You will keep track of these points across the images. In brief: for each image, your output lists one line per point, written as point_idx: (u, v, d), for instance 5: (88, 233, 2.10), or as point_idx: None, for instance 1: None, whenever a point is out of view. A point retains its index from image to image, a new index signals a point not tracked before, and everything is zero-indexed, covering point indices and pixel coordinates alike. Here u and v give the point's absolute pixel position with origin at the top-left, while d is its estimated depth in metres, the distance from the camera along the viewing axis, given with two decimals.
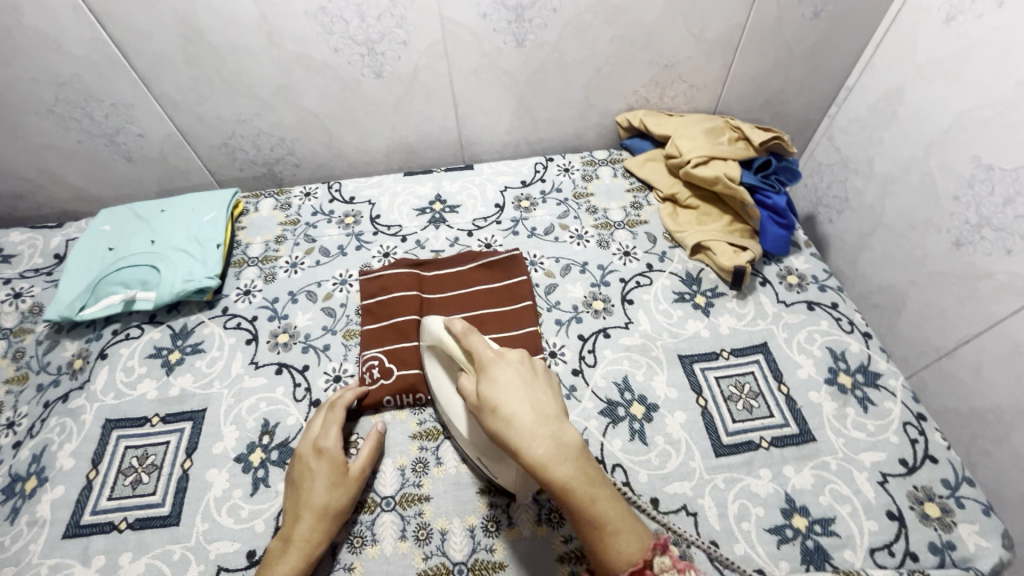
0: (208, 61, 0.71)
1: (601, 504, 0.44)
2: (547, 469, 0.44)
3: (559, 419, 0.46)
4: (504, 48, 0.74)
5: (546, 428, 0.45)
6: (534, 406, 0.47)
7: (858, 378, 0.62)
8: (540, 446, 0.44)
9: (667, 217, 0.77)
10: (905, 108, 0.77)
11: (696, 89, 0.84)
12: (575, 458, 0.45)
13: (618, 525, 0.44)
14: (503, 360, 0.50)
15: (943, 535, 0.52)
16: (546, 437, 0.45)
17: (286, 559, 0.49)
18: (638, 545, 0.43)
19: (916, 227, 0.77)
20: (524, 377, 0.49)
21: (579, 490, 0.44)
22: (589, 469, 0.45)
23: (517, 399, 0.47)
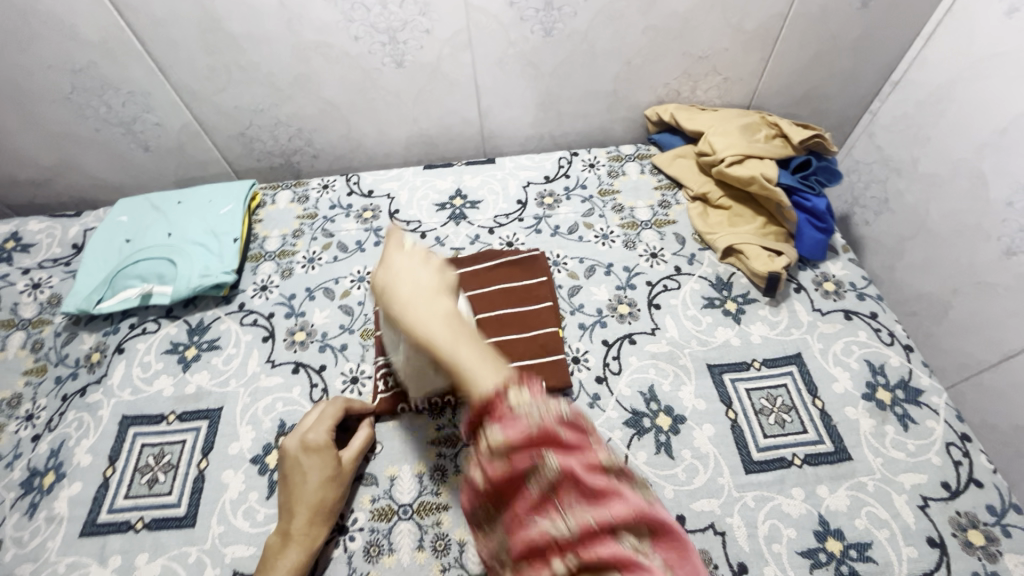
0: (225, 49, 0.69)
1: (466, 352, 0.41)
2: (415, 328, 0.43)
3: (436, 294, 0.45)
4: (531, 37, 0.71)
5: (421, 300, 0.44)
6: (412, 283, 0.45)
7: (898, 394, 0.59)
8: (413, 310, 0.44)
9: (697, 217, 0.74)
10: (957, 106, 0.72)
11: (731, 82, 0.80)
12: (446, 323, 0.43)
13: (475, 370, 0.39)
14: (402, 252, 0.48)
15: (987, 565, 0.49)
16: (424, 307, 0.44)
17: (288, 554, 0.48)
18: (502, 375, 0.39)
19: (963, 232, 0.73)
20: (418, 260, 0.48)
21: (441, 345, 0.41)
22: (456, 328, 0.43)
23: (406, 276, 0.46)
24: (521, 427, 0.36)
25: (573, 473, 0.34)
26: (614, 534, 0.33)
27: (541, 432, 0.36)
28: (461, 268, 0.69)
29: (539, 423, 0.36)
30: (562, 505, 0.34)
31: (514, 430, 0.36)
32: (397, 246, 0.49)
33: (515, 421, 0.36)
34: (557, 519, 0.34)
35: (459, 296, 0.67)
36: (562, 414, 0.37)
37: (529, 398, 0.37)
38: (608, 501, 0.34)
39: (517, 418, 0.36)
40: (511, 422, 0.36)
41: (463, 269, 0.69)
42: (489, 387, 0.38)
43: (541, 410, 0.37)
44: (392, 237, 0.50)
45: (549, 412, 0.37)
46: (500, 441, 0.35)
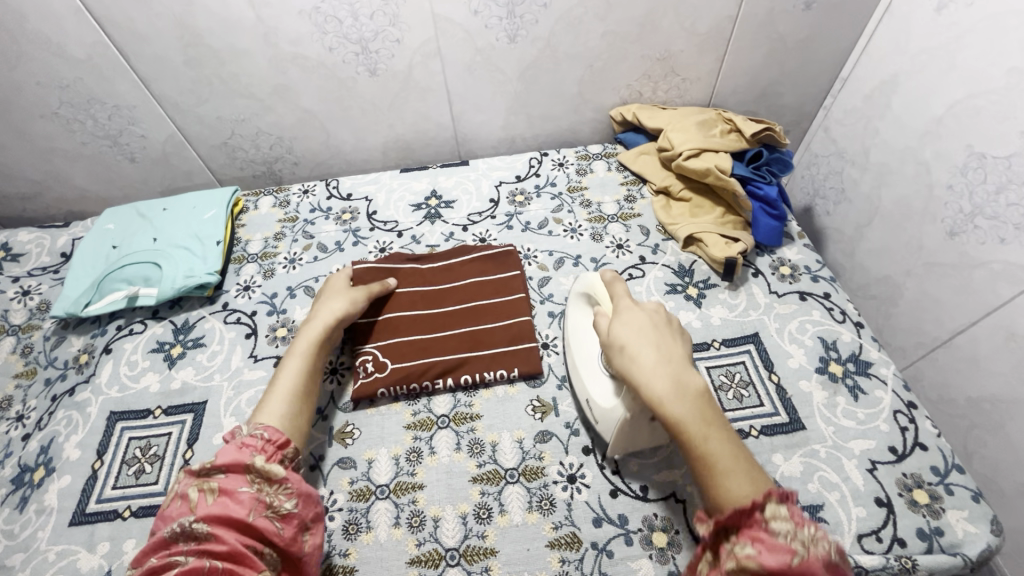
0: (205, 62, 0.73)
1: (715, 440, 0.44)
2: (664, 404, 0.46)
3: (684, 365, 0.49)
4: (496, 44, 0.75)
5: (667, 368, 0.48)
6: (659, 350, 0.50)
7: (849, 367, 0.63)
8: (657, 385, 0.47)
9: (660, 209, 0.78)
10: (899, 99, 0.76)
11: (689, 82, 0.84)
12: (693, 399, 0.46)
13: (732, 467, 0.43)
14: (633, 306, 0.54)
15: (931, 522, 0.52)
16: (664, 377, 0.48)
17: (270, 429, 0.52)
18: (758, 487, 0.42)
19: (911, 217, 0.77)
20: (660, 325, 0.52)
21: (691, 426, 0.45)
22: (710, 410, 0.46)
23: (638, 343, 0.51)
24: (778, 552, 0.37)
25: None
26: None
27: (802, 566, 0.36)
28: (437, 261, 0.73)
29: (802, 554, 0.37)
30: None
31: (770, 554, 0.37)
32: (628, 299, 0.55)
33: (775, 547, 0.37)
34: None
35: (432, 288, 0.70)
36: (829, 555, 0.37)
37: (787, 520, 0.39)
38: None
39: (778, 543, 0.37)
40: (767, 544, 0.38)
41: (438, 263, 0.73)
42: (747, 495, 0.41)
43: (803, 539, 0.37)
44: (616, 285, 0.58)
45: (816, 549, 0.37)
46: (753, 561, 0.37)
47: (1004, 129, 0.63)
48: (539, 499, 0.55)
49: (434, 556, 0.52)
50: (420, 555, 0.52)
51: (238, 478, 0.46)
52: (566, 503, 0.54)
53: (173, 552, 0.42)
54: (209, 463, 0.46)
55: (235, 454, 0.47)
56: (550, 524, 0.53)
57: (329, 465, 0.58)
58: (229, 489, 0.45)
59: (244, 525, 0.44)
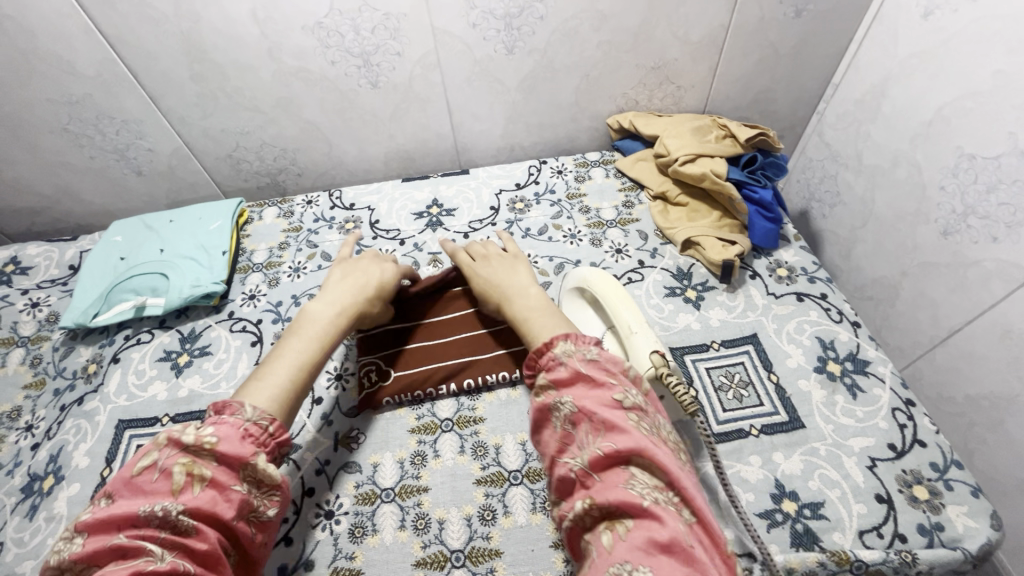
0: (211, 77, 0.75)
1: (542, 319, 0.53)
2: (512, 305, 0.56)
3: (528, 281, 0.59)
4: (494, 56, 0.77)
5: (507, 281, 0.59)
6: (507, 270, 0.61)
7: (847, 366, 0.63)
8: (506, 290, 0.58)
9: (658, 214, 0.79)
10: (890, 103, 0.78)
11: (684, 90, 0.86)
12: (542, 298, 0.56)
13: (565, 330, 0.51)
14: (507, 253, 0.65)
15: (931, 517, 0.53)
16: (513, 284, 0.58)
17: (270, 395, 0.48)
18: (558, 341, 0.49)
19: (905, 218, 0.78)
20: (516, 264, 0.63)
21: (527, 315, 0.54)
22: (544, 299, 0.56)
23: (506, 270, 0.61)
24: (558, 370, 0.45)
25: (584, 410, 0.42)
26: (621, 465, 0.39)
27: (568, 376, 0.45)
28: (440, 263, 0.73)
29: (566, 366, 0.45)
30: (581, 442, 0.41)
31: (554, 375, 0.45)
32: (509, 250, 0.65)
33: (554, 368, 0.46)
34: (576, 454, 0.41)
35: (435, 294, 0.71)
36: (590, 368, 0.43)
37: (570, 348, 0.47)
38: (615, 435, 0.40)
39: (555, 365, 0.46)
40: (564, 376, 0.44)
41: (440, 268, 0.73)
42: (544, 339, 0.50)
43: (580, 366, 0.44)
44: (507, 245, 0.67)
45: (574, 360, 0.46)
46: (546, 383, 0.46)
47: (992, 131, 0.64)
48: (543, 500, 0.55)
49: (440, 557, 0.52)
50: (426, 557, 0.52)
51: (232, 473, 0.42)
52: None
53: (146, 536, 0.37)
54: (208, 444, 0.41)
55: (237, 444, 0.42)
56: (554, 524, 0.54)
57: (335, 470, 0.58)
58: (220, 484, 0.41)
59: (229, 527, 0.41)
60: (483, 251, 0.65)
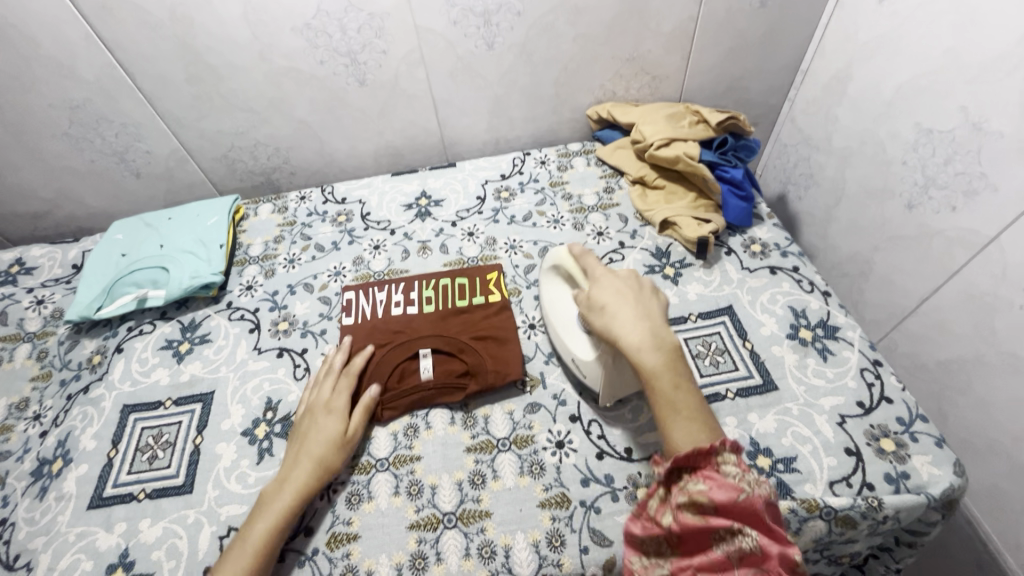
0: (207, 79, 0.78)
1: (677, 382, 0.51)
2: (641, 355, 0.53)
3: (656, 321, 0.56)
4: (476, 51, 0.80)
5: (649, 337, 0.54)
6: (636, 314, 0.56)
7: (818, 332, 0.67)
8: (631, 334, 0.54)
9: (637, 198, 0.82)
10: (854, 85, 0.82)
11: (659, 80, 0.90)
12: (667, 354, 0.53)
13: (699, 412, 0.50)
14: (613, 275, 0.60)
15: (897, 467, 0.55)
16: (642, 330, 0.54)
17: (281, 498, 0.54)
18: (709, 438, 0.48)
19: (873, 194, 0.82)
20: (630, 285, 0.59)
21: (657, 371, 0.52)
22: (678, 365, 0.52)
23: (620, 303, 0.56)
24: (729, 491, 0.43)
25: (766, 552, 0.41)
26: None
27: (745, 503, 0.42)
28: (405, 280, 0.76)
29: (747, 492, 0.43)
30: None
31: (722, 491, 0.43)
32: (604, 269, 0.61)
33: (723, 484, 0.44)
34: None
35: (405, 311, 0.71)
36: (767, 497, 0.44)
37: (735, 466, 0.45)
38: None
39: (727, 481, 0.44)
40: (719, 484, 0.44)
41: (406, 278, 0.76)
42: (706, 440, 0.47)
43: (750, 484, 0.44)
44: (587, 258, 0.63)
45: (757, 491, 0.43)
46: (704, 494, 0.44)
47: (946, 106, 0.68)
48: (529, 464, 0.58)
49: (433, 520, 0.55)
50: (420, 520, 0.55)
51: None
52: (555, 466, 0.58)
53: None
54: None
55: None
56: (540, 486, 0.57)
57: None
58: None
59: None
60: (599, 284, 0.59)
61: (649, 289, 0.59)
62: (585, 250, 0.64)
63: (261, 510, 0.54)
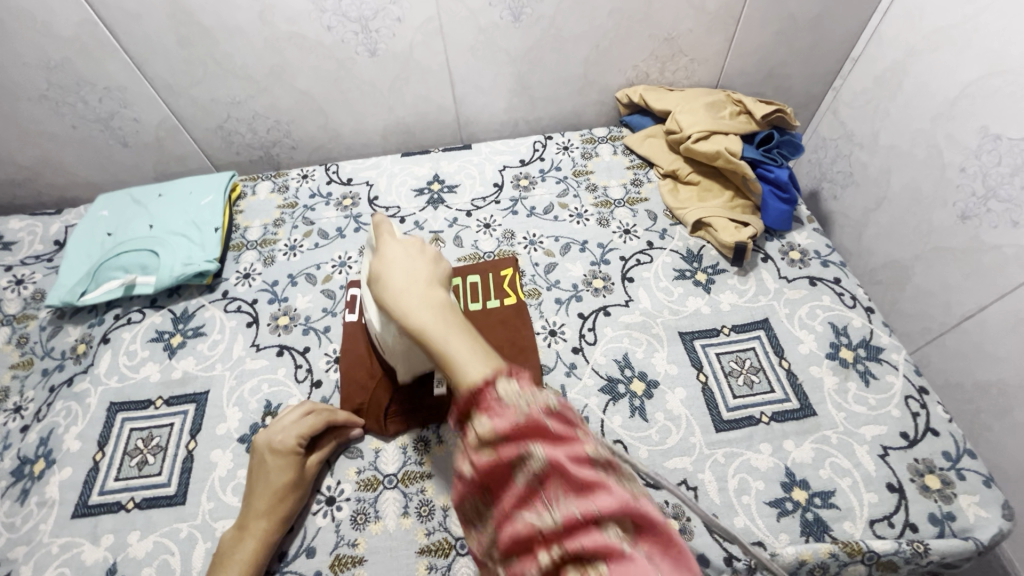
0: (200, 41, 0.70)
1: (452, 336, 0.42)
2: (409, 317, 0.45)
3: (428, 283, 0.47)
4: (500, 23, 0.73)
5: (416, 288, 0.47)
6: (410, 272, 0.48)
7: (859, 353, 0.62)
8: (402, 297, 0.46)
9: (667, 194, 0.76)
10: (911, 79, 0.75)
11: (697, 62, 0.82)
12: (438, 308, 0.45)
13: (461, 355, 0.40)
14: (395, 240, 0.52)
15: (943, 507, 0.52)
16: (411, 292, 0.46)
17: (242, 551, 0.49)
18: (486, 364, 0.39)
19: (921, 200, 0.76)
20: (414, 250, 0.51)
21: (427, 326, 0.43)
22: (452, 315, 0.44)
23: (394, 273, 0.48)
24: (510, 416, 0.34)
25: (558, 464, 0.33)
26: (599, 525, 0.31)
27: (528, 421, 0.34)
28: None
29: (526, 412, 0.34)
30: (548, 500, 0.32)
31: (503, 419, 0.34)
32: (388, 235, 0.53)
33: (502, 411, 0.35)
34: (542, 512, 0.32)
35: None
36: (550, 405, 0.35)
37: (517, 388, 0.36)
38: (596, 494, 0.32)
39: (504, 409, 0.35)
40: (500, 414, 0.34)
41: None
42: (474, 378, 0.38)
43: (529, 401, 0.35)
44: (382, 232, 0.54)
45: (537, 402, 0.35)
46: (488, 430, 0.34)
47: (1020, 110, 0.62)
48: None
49: (445, 545, 0.51)
50: (430, 544, 0.51)
51: None
52: None
53: None
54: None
55: None
56: None
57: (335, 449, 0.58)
58: None
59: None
60: (386, 245, 0.52)
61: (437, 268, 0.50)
62: (384, 220, 0.55)
63: (219, 564, 0.48)
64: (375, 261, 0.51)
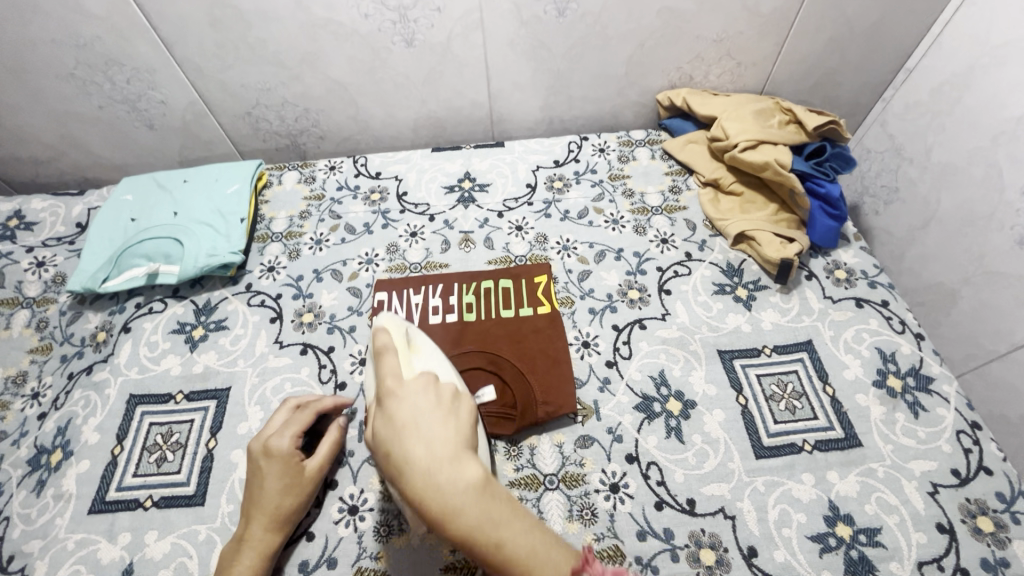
0: (233, 25, 0.68)
1: (511, 533, 0.35)
2: (449, 518, 0.35)
3: (459, 454, 0.37)
4: (543, 17, 0.70)
5: (447, 467, 0.36)
6: (437, 442, 0.38)
7: (908, 382, 0.59)
8: (435, 486, 0.36)
9: (708, 203, 0.73)
10: (972, 95, 0.71)
11: (744, 67, 0.79)
12: (480, 492, 0.36)
13: (532, 558, 0.35)
14: (402, 390, 0.42)
15: (996, 552, 0.49)
16: (443, 478, 0.36)
17: (244, 561, 0.47)
18: (562, 567, 0.35)
19: (975, 222, 0.72)
20: (426, 403, 0.40)
21: (480, 534, 0.35)
22: (498, 503, 0.36)
23: (416, 435, 0.38)
24: None
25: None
26: None
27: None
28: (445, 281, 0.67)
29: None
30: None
31: None
32: (394, 383, 0.42)
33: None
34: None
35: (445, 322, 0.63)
36: None
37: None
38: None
39: None
40: None
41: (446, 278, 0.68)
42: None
43: None
44: (386, 356, 0.45)
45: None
46: None
47: None
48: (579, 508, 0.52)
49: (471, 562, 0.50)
50: (456, 562, 0.50)
51: None
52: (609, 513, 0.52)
53: None
54: None
55: None
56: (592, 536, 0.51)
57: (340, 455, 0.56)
58: None
59: None
60: (400, 392, 0.41)
61: (461, 432, 0.40)
62: (386, 338, 0.47)
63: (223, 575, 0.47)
64: (387, 418, 0.40)
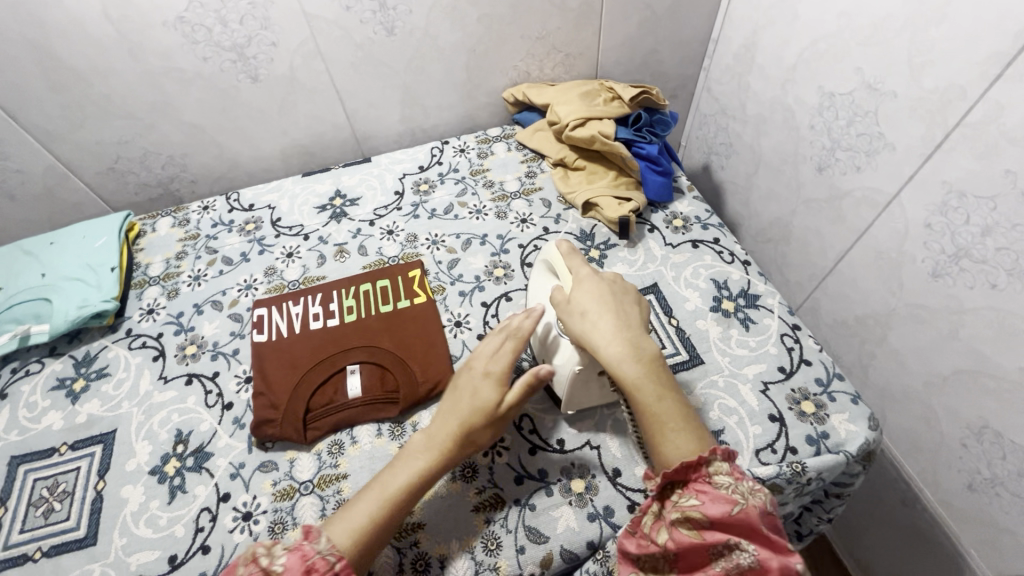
0: (73, 85, 0.70)
1: (666, 398, 0.49)
2: (620, 366, 0.51)
3: (634, 333, 0.53)
4: (375, 38, 0.76)
5: (623, 335, 0.53)
6: (617, 317, 0.54)
7: (739, 302, 0.67)
8: (612, 347, 0.52)
9: (559, 180, 0.81)
10: (760, 53, 0.82)
11: (573, 57, 0.88)
12: (646, 364, 0.51)
13: (679, 423, 0.48)
14: (594, 279, 0.58)
15: (818, 427, 0.57)
16: (622, 342, 0.52)
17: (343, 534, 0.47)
18: (701, 442, 0.47)
19: (786, 160, 0.83)
20: (610, 292, 0.56)
21: (642, 386, 0.50)
22: (660, 374, 0.51)
23: (599, 312, 0.54)
24: (720, 504, 0.43)
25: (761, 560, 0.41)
26: None
27: (741, 516, 0.42)
28: (324, 288, 0.71)
29: (742, 504, 0.43)
30: None
31: (711, 505, 0.44)
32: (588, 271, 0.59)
33: (715, 498, 0.44)
34: None
35: (327, 325, 0.67)
36: (763, 505, 0.44)
37: (730, 477, 0.45)
38: None
39: (720, 494, 0.44)
40: (712, 499, 0.44)
41: (324, 284, 0.72)
42: (692, 451, 0.47)
43: (745, 497, 0.43)
44: (574, 256, 0.61)
45: (753, 501, 0.43)
46: (699, 511, 0.44)
47: (843, 68, 0.69)
48: (461, 468, 0.56)
49: None
50: None
51: None
52: (488, 467, 0.56)
53: None
54: None
55: None
56: (474, 489, 0.55)
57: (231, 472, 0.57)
58: None
59: None
60: (605, 283, 0.57)
61: (633, 317, 0.55)
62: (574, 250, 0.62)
63: (343, 509, 0.48)
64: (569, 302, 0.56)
